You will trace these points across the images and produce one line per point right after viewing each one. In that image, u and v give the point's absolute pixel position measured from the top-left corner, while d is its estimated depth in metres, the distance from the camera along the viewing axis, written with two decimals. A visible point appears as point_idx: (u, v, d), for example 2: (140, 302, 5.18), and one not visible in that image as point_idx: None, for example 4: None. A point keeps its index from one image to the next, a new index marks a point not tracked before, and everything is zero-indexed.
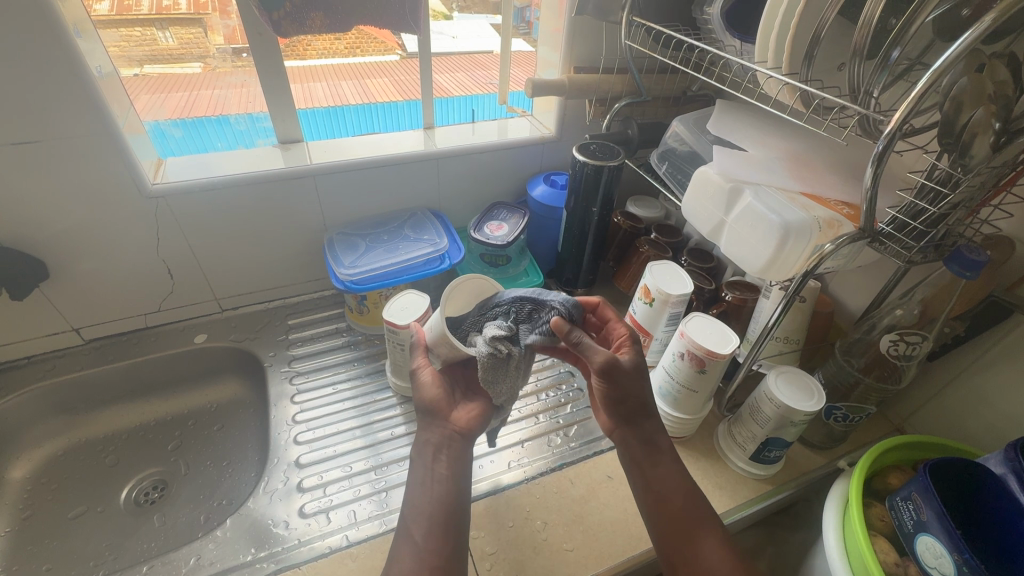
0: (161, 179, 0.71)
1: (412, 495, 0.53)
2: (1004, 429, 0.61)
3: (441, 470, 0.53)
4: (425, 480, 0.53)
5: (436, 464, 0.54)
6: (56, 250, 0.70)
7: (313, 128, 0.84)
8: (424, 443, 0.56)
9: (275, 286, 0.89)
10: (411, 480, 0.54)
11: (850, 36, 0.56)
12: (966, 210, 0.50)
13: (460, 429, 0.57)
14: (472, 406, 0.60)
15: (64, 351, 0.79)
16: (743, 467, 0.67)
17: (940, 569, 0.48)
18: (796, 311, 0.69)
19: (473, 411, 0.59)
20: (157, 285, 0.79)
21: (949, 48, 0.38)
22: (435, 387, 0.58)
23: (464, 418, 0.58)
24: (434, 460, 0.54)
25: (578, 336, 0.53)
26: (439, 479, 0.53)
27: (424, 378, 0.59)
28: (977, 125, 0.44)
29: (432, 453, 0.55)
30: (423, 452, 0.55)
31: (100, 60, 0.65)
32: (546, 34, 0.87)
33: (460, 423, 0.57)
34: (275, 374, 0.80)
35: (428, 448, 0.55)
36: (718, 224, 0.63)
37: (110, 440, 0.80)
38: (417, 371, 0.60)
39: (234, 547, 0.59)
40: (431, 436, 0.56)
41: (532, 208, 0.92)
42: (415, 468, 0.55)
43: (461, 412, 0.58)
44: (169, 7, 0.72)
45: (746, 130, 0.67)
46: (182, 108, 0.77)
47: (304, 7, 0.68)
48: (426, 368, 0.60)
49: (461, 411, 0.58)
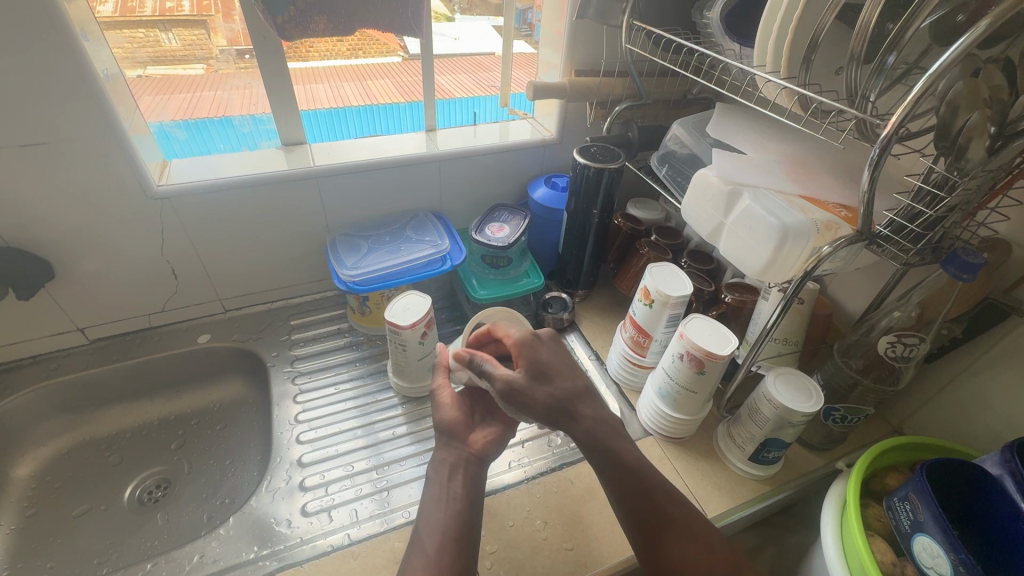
0: (166, 180, 0.72)
1: (426, 512, 0.54)
2: (1002, 431, 0.62)
3: (456, 489, 0.56)
4: (440, 497, 0.55)
5: (452, 482, 0.56)
6: (62, 250, 0.70)
7: (313, 123, 0.84)
8: (441, 462, 0.58)
9: (278, 286, 0.90)
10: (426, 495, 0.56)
11: (848, 40, 0.57)
12: (963, 213, 0.51)
13: (476, 451, 0.59)
14: (489, 429, 0.62)
15: (69, 351, 0.80)
16: (742, 468, 0.68)
17: (936, 569, 0.48)
18: (795, 312, 0.69)
19: (490, 434, 0.62)
20: (161, 286, 0.80)
21: (944, 53, 0.38)
22: (454, 410, 0.61)
23: (481, 441, 0.60)
24: (450, 479, 0.57)
25: (478, 363, 0.57)
26: (454, 496, 0.55)
27: (442, 399, 0.62)
28: (972, 129, 0.44)
29: (449, 472, 0.57)
30: (440, 471, 0.57)
31: (106, 63, 0.65)
32: (547, 37, 0.88)
33: (476, 446, 0.60)
34: (277, 374, 0.81)
35: (445, 468, 0.57)
36: (717, 226, 0.63)
37: (114, 439, 0.81)
38: (436, 391, 0.64)
39: (236, 545, 0.60)
40: (449, 456, 0.58)
41: (533, 210, 0.92)
42: (431, 486, 0.57)
43: (478, 435, 0.61)
44: (173, 9, 0.73)
45: (745, 133, 0.68)
46: (185, 109, 0.78)
47: (308, 11, 0.68)
48: (443, 389, 0.64)
49: (479, 433, 0.61)
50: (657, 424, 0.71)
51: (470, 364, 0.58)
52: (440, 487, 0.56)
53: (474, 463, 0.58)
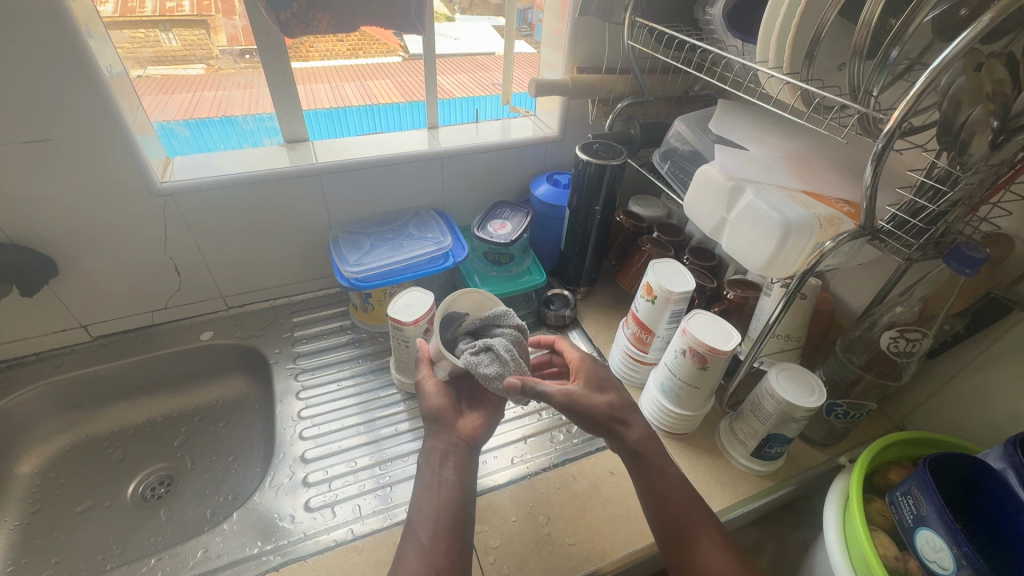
0: (169, 177, 0.72)
1: (419, 499, 0.54)
2: (1004, 426, 0.62)
3: (448, 476, 0.55)
4: (432, 484, 0.55)
5: (443, 469, 0.56)
6: (66, 247, 0.71)
7: (315, 124, 0.85)
8: (431, 449, 0.58)
9: (280, 284, 0.90)
10: (419, 485, 0.56)
11: (850, 36, 0.57)
12: (966, 208, 0.51)
13: (464, 437, 0.59)
14: (476, 415, 0.62)
15: (71, 348, 0.80)
16: (744, 464, 0.68)
17: (940, 563, 0.48)
18: (797, 308, 0.70)
19: (477, 420, 0.61)
20: (163, 283, 0.80)
21: (946, 47, 0.38)
22: (441, 397, 0.60)
23: (469, 427, 0.60)
24: (441, 466, 0.56)
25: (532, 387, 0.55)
26: (445, 484, 0.55)
27: (428, 388, 0.61)
28: (976, 124, 0.44)
29: (439, 459, 0.57)
30: (431, 459, 0.57)
31: (110, 60, 0.65)
32: (548, 36, 0.88)
33: (465, 432, 0.60)
34: (280, 370, 0.81)
35: (435, 455, 0.57)
36: (720, 222, 0.63)
37: (116, 436, 0.81)
38: (421, 382, 0.62)
39: (240, 540, 0.60)
40: (439, 442, 0.58)
41: (535, 208, 0.92)
42: (423, 473, 0.56)
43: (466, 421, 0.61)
44: (173, 9, 0.72)
45: (748, 130, 0.68)
46: (188, 109, 0.78)
47: (311, 8, 0.68)
48: (429, 379, 0.62)
49: (466, 419, 0.61)
50: (659, 419, 0.71)
51: (524, 391, 0.54)
52: (431, 474, 0.56)
53: (464, 449, 0.58)
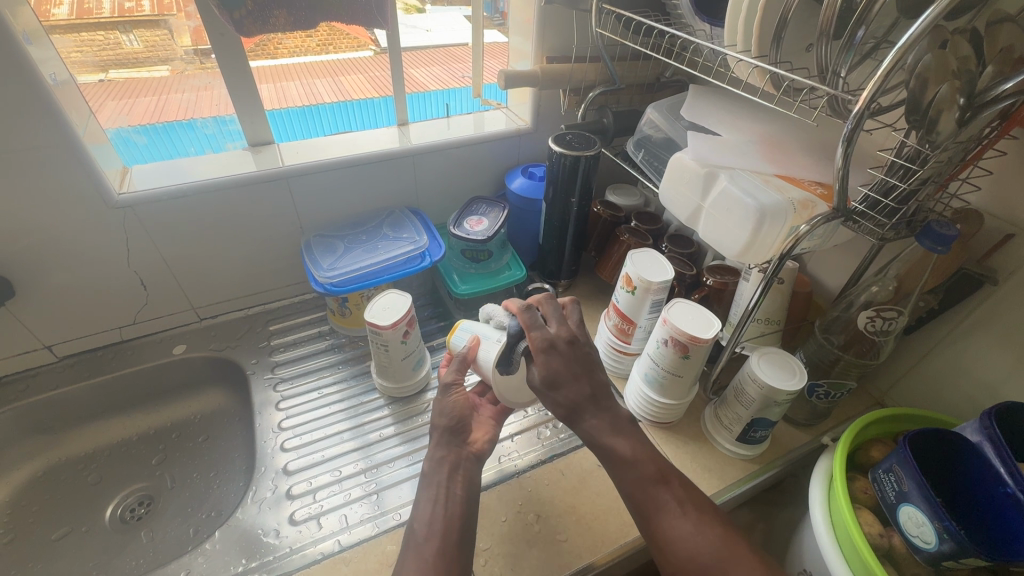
0: (127, 188, 0.69)
1: (421, 503, 0.55)
2: (979, 397, 0.63)
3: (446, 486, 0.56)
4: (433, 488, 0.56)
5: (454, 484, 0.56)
6: (23, 267, 0.67)
7: (280, 123, 0.82)
8: (443, 459, 0.58)
9: (255, 292, 0.88)
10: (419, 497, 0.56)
11: (816, 17, 0.56)
12: (936, 184, 0.51)
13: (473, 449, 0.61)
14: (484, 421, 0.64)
15: (36, 370, 0.77)
16: (730, 449, 0.68)
17: (922, 537, 0.49)
18: (776, 292, 0.70)
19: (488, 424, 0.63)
20: (132, 297, 0.78)
21: (911, 25, 0.38)
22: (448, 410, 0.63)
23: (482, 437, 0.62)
24: (451, 479, 0.56)
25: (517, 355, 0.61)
26: (454, 484, 0.56)
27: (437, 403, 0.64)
28: (942, 101, 0.44)
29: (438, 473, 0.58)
30: (440, 469, 0.57)
31: (55, 68, 0.62)
32: (517, 24, 0.86)
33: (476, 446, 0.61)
34: (258, 381, 0.79)
35: (446, 467, 0.57)
36: (695, 210, 0.63)
37: (91, 458, 0.79)
38: (450, 388, 0.63)
39: (224, 559, 0.58)
40: (451, 454, 0.59)
41: (511, 201, 0.91)
42: (431, 485, 0.56)
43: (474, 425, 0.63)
44: (132, 9, 0.70)
45: (720, 115, 0.68)
46: (149, 115, 0.75)
47: (267, 5, 0.65)
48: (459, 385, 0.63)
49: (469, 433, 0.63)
50: (645, 410, 0.71)
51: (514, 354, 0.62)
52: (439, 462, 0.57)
53: (473, 460, 0.60)
